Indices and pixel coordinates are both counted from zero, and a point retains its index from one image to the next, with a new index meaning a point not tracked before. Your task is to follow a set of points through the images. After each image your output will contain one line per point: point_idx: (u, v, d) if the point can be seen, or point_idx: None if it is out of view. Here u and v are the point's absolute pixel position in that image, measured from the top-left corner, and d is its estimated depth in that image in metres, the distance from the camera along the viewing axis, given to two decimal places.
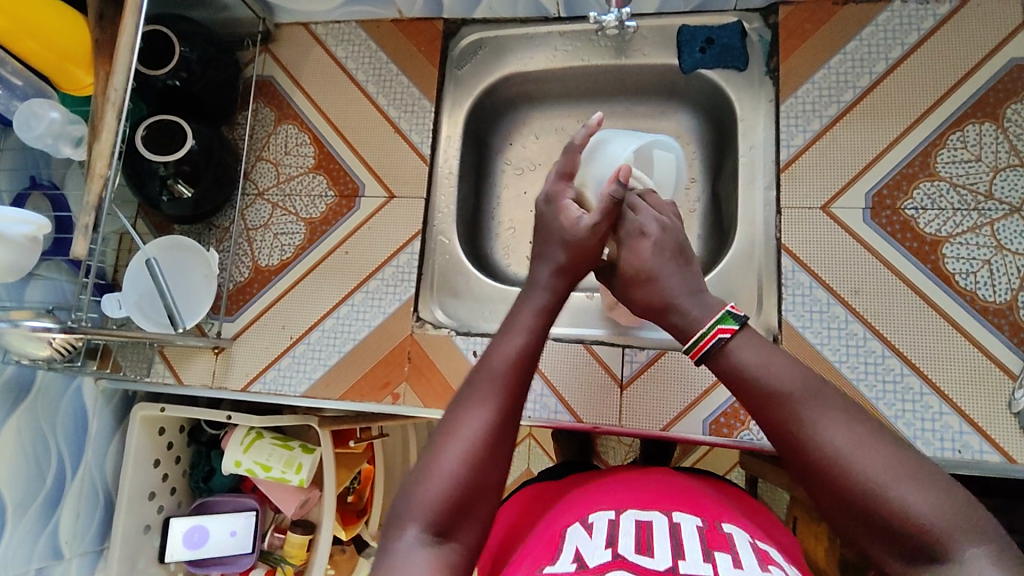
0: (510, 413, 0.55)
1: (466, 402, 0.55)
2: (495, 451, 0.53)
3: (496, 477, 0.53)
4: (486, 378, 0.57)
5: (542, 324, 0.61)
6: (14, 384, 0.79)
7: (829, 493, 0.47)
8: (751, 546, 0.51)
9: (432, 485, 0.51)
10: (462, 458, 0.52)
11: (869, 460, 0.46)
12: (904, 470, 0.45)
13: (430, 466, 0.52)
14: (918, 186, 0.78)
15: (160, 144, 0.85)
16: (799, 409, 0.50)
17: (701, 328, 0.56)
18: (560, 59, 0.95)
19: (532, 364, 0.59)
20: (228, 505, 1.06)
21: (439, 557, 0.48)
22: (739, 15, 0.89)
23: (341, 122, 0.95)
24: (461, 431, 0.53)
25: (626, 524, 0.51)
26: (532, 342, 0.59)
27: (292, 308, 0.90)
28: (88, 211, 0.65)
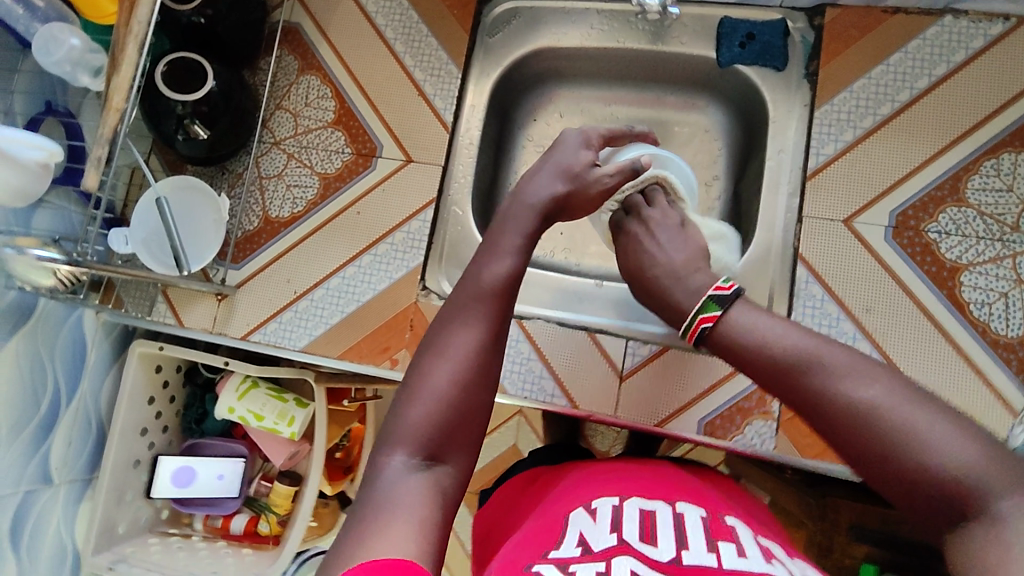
0: (496, 333, 0.56)
1: (453, 323, 0.56)
2: (484, 371, 0.54)
3: (484, 396, 0.54)
4: (471, 300, 0.57)
5: (525, 248, 0.62)
6: (15, 309, 0.79)
7: (859, 450, 0.45)
8: (755, 539, 0.51)
9: (422, 406, 0.51)
10: (451, 377, 0.52)
11: (897, 411, 0.43)
12: (939, 420, 0.42)
13: (419, 388, 0.52)
14: (945, 210, 0.76)
15: (180, 83, 0.83)
16: (813, 366, 0.49)
17: (691, 312, 0.60)
18: (595, 37, 0.92)
19: (515, 286, 0.59)
20: (217, 449, 1.08)
21: (433, 477, 0.49)
22: (784, 12, 0.86)
23: (364, 79, 0.92)
24: (449, 351, 0.54)
25: (630, 511, 0.52)
26: (516, 264, 0.60)
27: (298, 263, 0.89)
28: (102, 143, 0.63)
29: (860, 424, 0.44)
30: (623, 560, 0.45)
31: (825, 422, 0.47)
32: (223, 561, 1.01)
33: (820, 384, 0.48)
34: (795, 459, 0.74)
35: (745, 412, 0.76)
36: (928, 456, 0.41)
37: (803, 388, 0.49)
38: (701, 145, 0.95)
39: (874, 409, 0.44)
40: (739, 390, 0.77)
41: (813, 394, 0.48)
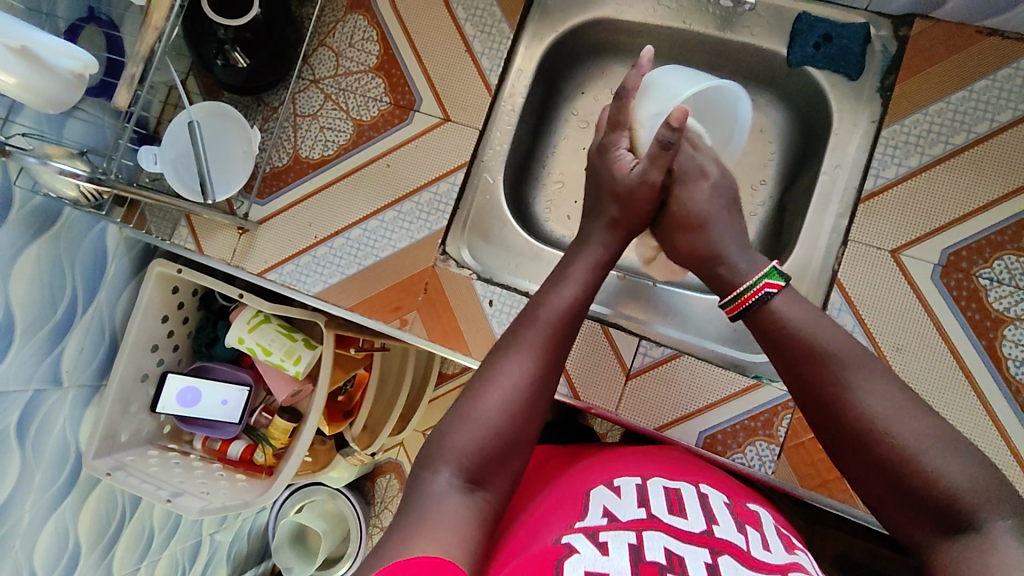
0: (550, 370, 0.57)
1: (508, 351, 0.57)
2: (534, 405, 0.55)
3: (530, 432, 0.55)
4: (529, 330, 0.59)
5: (588, 287, 0.63)
6: (38, 215, 0.81)
7: (864, 456, 0.49)
8: (775, 528, 0.52)
9: (468, 429, 0.52)
10: (501, 406, 0.53)
11: (910, 426, 0.48)
12: (944, 442, 0.47)
13: (468, 412, 0.54)
14: (1001, 256, 0.71)
15: (225, 6, 0.81)
16: (840, 367, 0.51)
17: (744, 284, 0.60)
18: (660, 15, 0.87)
19: (573, 322, 0.61)
20: (224, 373, 1.10)
21: (474, 502, 0.50)
22: (868, 16, 0.79)
23: (412, 26, 0.88)
24: (503, 379, 0.55)
25: (655, 488, 0.53)
26: (578, 301, 0.61)
27: (322, 208, 0.88)
28: (137, 61, 0.62)
29: (871, 431, 0.48)
30: (653, 534, 0.46)
31: (832, 421, 0.51)
32: (216, 483, 1.04)
33: (840, 386, 0.51)
34: (794, 487, 0.72)
35: (750, 431, 0.74)
36: (932, 474, 0.46)
37: (821, 385, 0.52)
38: (754, 145, 0.90)
39: (889, 421, 0.48)
40: (748, 409, 0.75)
41: (831, 393, 0.51)
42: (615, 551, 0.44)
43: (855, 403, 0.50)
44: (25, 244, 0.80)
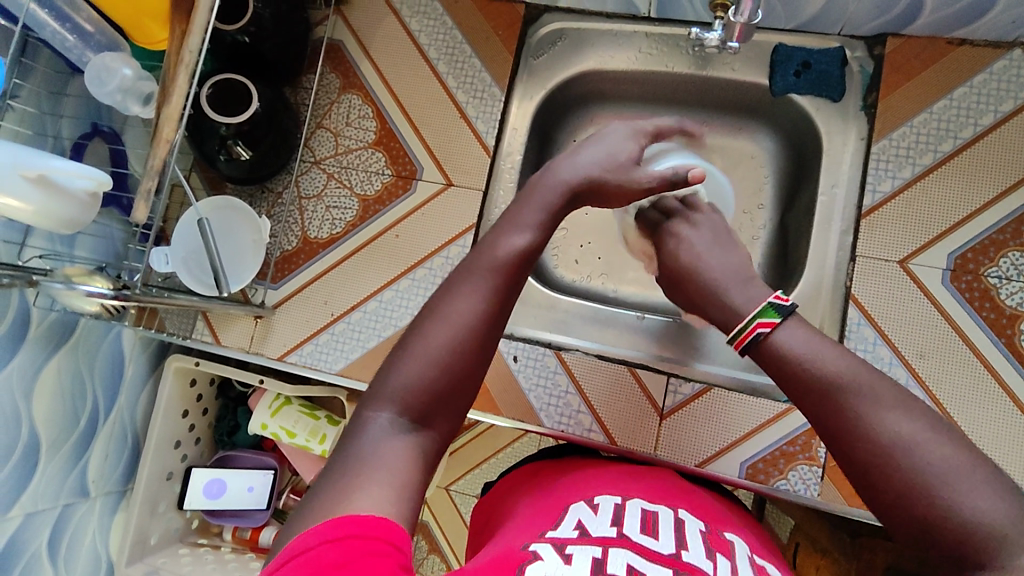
0: (500, 304, 0.53)
1: (455, 288, 0.53)
2: (481, 342, 0.52)
3: (478, 369, 0.52)
4: (482, 266, 0.54)
5: (545, 222, 0.58)
6: (57, 328, 0.80)
7: (884, 490, 0.42)
8: (748, 557, 0.52)
9: (412, 368, 0.49)
10: (444, 344, 0.50)
11: (933, 455, 0.41)
12: (972, 470, 0.40)
13: (415, 349, 0.50)
14: (1006, 254, 0.74)
15: (223, 103, 0.82)
16: (851, 394, 0.46)
17: (743, 320, 0.55)
18: (641, 61, 0.90)
19: (529, 262, 0.56)
20: (248, 461, 1.09)
21: (416, 442, 0.48)
22: (842, 41, 0.83)
23: (406, 100, 0.92)
24: (447, 316, 0.51)
25: (633, 508, 0.54)
26: (533, 238, 0.56)
27: (336, 284, 0.89)
28: (152, 175, 0.63)
29: (893, 461, 0.42)
30: (618, 550, 0.46)
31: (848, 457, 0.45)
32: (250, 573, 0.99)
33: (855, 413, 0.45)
34: (841, 507, 0.72)
35: (790, 456, 0.75)
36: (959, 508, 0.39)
37: (830, 416, 0.46)
38: (748, 172, 0.92)
39: (907, 450, 0.42)
40: (784, 434, 0.75)
41: (844, 420, 0.45)
42: (578, 561, 0.45)
43: (874, 432, 0.44)
44: (46, 358, 0.79)
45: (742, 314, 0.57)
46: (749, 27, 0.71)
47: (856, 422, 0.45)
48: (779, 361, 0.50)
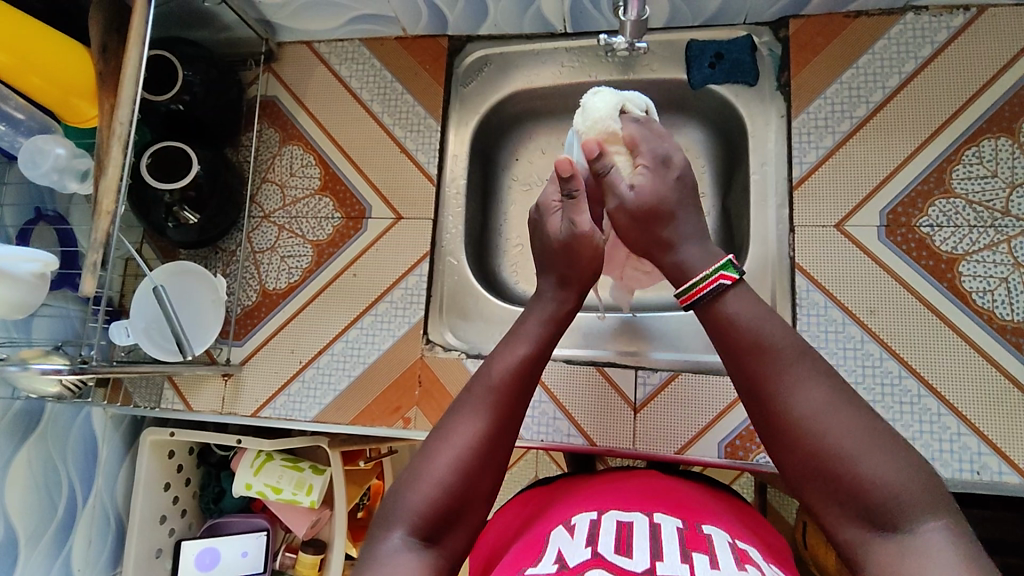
0: (505, 427, 0.58)
1: (463, 410, 0.57)
2: (486, 464, 0.55)
3: (485, 489, 0.55)
4: (485, 391, 0.58)
5: (547, 336, 0.63)
6: (23, 418, 0.80)
7: (797, 453, 0.49)
8: (729, 545, 0.53)
9: (423, 488, 0.53)
10: (454, 467, 0.54)
11: (844, 427, 0.48)
12: (874, 441, 0.47)
13: (426, 470, 0.54)
14: (933, 203, 0.77)
15: (164, 172, 0.84)
16: (781, 367, 0.51)
17: (700, 274, 0.56)
18: (566, 74, 0.94)
19: (535, 373, 0.61)
20: (239, 525, 1.05)
21: (426, 561, 0.50)
22: (748, 29, 0.87)
23: (346, 143, 0.94)
24: (457, 439, 0.55)
25: (607, 524, 0.55)
26: (533, 356, 0.61)
27: (300, 332, 0.89)
28: (96, 248, 0.63)
29: (807, 430, 0.49)
30: (592, 571, 0.47)
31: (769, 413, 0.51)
32: None
33: (778, 385, 0.51)
34: None
35: None
36: (866, 477, 0.46)
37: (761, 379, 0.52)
38: (685, 164, 0.94)
39: (821, 417, 0.48)
40: None
41: (767, 390, 0.51)
42: None
43: (799, 404, 0.50)
44: (13, 452, 0.79)
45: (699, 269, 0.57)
46: (641, 24, 0.74)
47: (774, 391, 0.51)
48: (722, 328, 0.55)
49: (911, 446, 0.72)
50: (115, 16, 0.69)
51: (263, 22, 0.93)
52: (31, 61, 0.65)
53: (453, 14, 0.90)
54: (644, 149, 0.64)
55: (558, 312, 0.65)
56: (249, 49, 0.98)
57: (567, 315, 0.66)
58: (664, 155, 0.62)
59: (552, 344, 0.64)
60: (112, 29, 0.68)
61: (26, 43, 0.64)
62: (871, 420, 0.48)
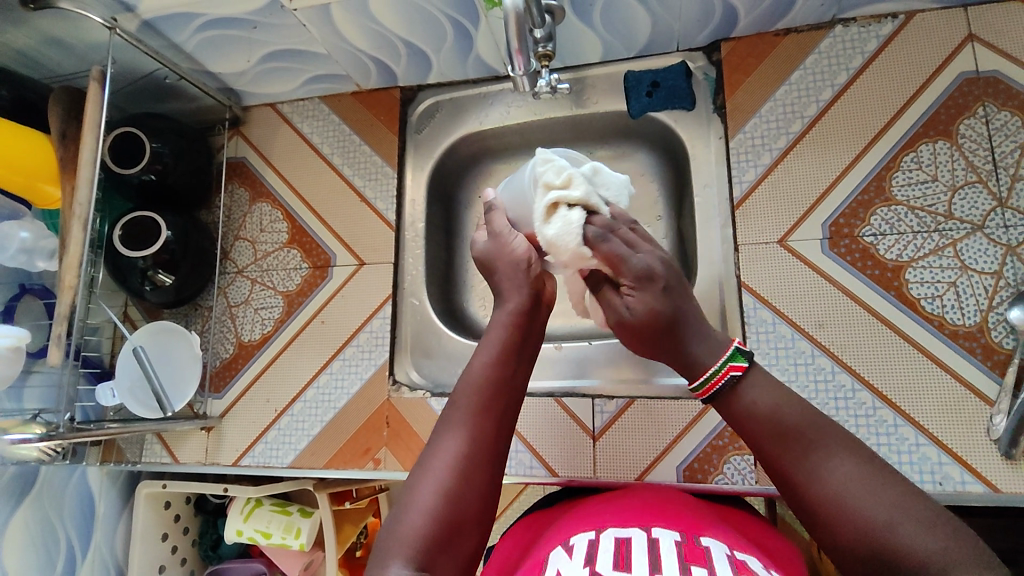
0: (480, 441, 0.59)
1: (441, 434, 0.60)
2: (468, 480, 0.57)
3: (472, 509, 0.56)
4: (455, 412, 0.61)
5: (517, 351, 0.66)
6: (18, 480, 0.86)
7: (832, 533, 0.47)
8: (729, 556, 0.51)
9: (410, 517, 0.53)
10: (436, 489, 0.55)
11: (875, 501, 0.46)
12: (908, 509, 0.45)
13: (410, 501, 0.55)
14: (875, 212, 0.77)
15: (136, 240, 0.89)
16: (799, 449, 0.50)
17: (710, 367, 0.55)
18: (514, 113, 0.97)
19: (503, 386, 0.63)
20: (240, 570, 1.07)
21: None
22: (683, 55, 0.89)
23: (310, 197, 0.99)
24: (436, 462, 0.57)
25: (605, 543, 0.53)
26: (499, 366, 0.64)
27: (274, 382, 0.93)
28: (61, 321, 0.69)
29: (838, 514, 0.47)
30: None
31: (800, 496, 0.49)
32: None
33: (806, 466, 0.49)
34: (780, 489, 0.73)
35: (721, 450, 0.76)
36: (905, 545, 0.44)
37: (784, 465, 0.50)
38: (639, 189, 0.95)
39: (852, 496, 0.47)
40: (710, 430, 0.77)
41: (793, 476, 0.50)
42: None
43: (824, 483, 0.48)
44: (11, 512, 0.84)
45: (706, 361, 0.55)
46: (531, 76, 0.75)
47: (804, 476, 0.49)
48: (742, 419, 0.53)
49: None
50: (71, 105, 0.76)
51: (225, 91, 0.99)
52: None
53: (399, 67, 0.94)
54: (629, 261, 0.57)
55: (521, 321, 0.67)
56: (217, 115, 1.04)
57: (532, 323, 0.68)
58: (646, 268, 0.57)
59: (517, 356, 0.66)
60: (70, 118, 0.75)
61: None
62: (898, 488, 0.47)
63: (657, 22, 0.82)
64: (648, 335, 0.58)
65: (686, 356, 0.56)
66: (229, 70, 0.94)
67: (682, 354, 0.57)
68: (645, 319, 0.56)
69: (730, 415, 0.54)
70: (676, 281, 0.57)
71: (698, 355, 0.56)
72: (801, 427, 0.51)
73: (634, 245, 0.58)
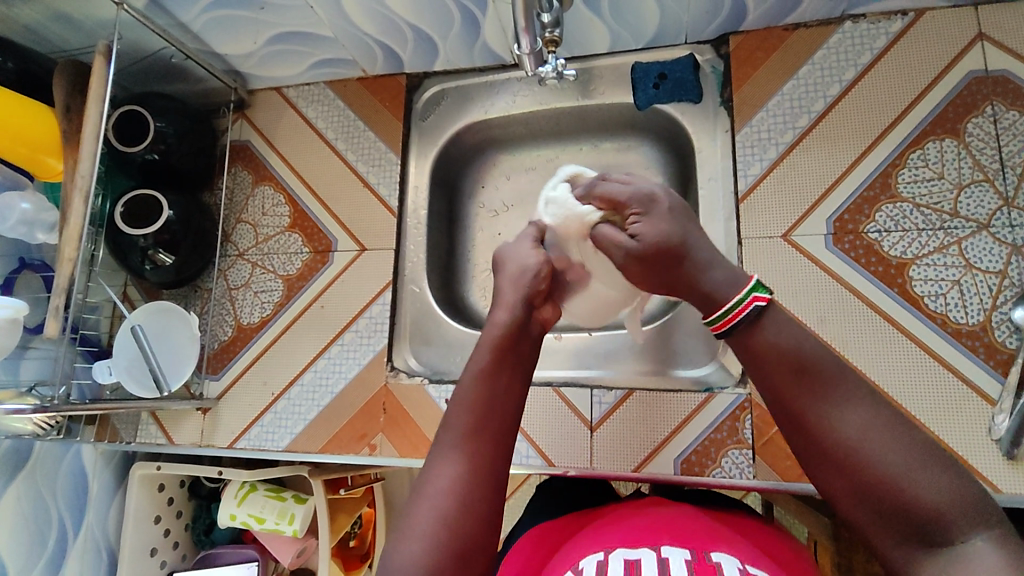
0: (478, 460, 0.55)
1: (434, 459, 0.55)
2: (469, 504, 0.52)
3: (479, 534, 0.51)
4: (448, 432, 0.57)
5: (506, 362, 0.62)
6: (11, 455, 0.85)
7: (841, 477, 0.47)
8: (743, 570, 0.49)
9: (410, 551, 0.49)
10: (436, 519, 0.51)
11: (891, 448, 0.46)
12: (922, 459, 0.45)
13: (408, 533, 0.51)
14: (880, 209, 0.77)
15: (139, 219, 0.89)
16: (816, 391, 0.50)
17: (731, 300, 0.54)
18: (519, 103, 0.96)
19: (495, 401, 0.59)
20: (229, 556, 1.07)
21: None
22: (690, 48, 0.89)
23: (314, 182, 0.99)
24: (432, 489, 0.53)
25: (615, 563, 0.50)
26: (489, 380, 0.60)
27: (272, 365, 0.93)
28: (60, 293, 0.69)
29: (851, 460, 0.47)
30: None
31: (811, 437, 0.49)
32: None
33: (822, 409, 0.49)
34: (777, 484, 0.72)
35: (719, 444, 0.75)
36: (918, 496, 0.44)
37: (797, 406, 0.50)
38: None
39: (867, 441, 0.47)
40: (709, 423, 0.76)
41: (807, 419, 0.49)
42: None
43: (840, 426, 0.48)
44: (3, 488, 0.83)
45: (726, 295, 0.54)
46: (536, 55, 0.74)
47: (819, 419, 0.49)
48: (758, 355, 0.52)
49: None
50: (76, 79, 0.76)
51: (231, 73, 0.99)
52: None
53: (406, 53, 0.94)
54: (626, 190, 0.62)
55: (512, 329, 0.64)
56: (223, 98, 1.04)
57: (523, 331, 0.64)
58: (649, 193, 0.60)
59: (512, 368, 0.62)
60: (74, 92, 0.75)
61: None
62: (915, 438, 0.47)
63: (664, 13, 0.82)
64: (660, 267, 0.58)
65: (706, 286, 0.56)
66: (235, 52, 0.93)
67: (698, 283, 0.56)
68: (656, 248, 0.57)
69: (745, 348, 0.54)
70: (681, 209, 0.59)
71: (715, 288, 0.55)
72: (819, 370, 0.50)
73: (634, 181, 0.63)
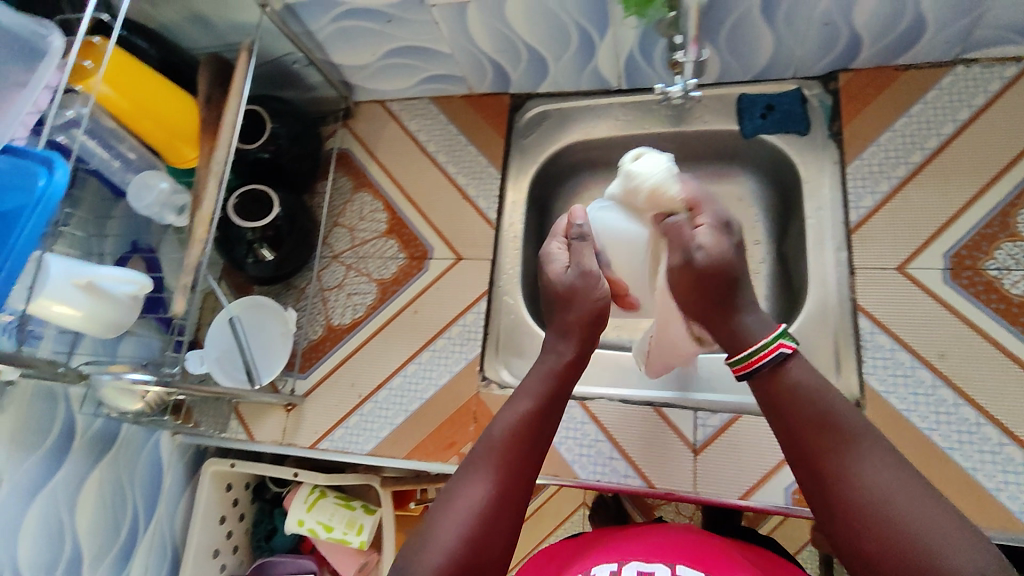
0: (506, 485, 0.60)
1: (466, 476, 0.60)
2: (490, 524, 0.57)
3: (495, 551, 0.57)
4: (484, 451, 0.62)
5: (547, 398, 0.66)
6: (100, 437, 0.85)
7: (853, 525, 0.51)
8: None
9: (427, 555, 0.54)
10: (457, 532, 0.56)
11: (907, 502, 0.49)
12: (941, 519, 0.48)
13: (429, 538, 0.56)
14: (999, 246, 0.76)
15: (249, 212, 0.91)
16: (838, 444, 0.54)
17: (758, 343, 0.61)
18: (620, 126, 0.98)
19: (534, 433, 0.64)
20: (286, 566, 1.03)
21: None
22: (799, 82, 0.91)
23: (413, 191, 1.01)
24: (460, 503, 0.58)
25: None
26: (532, 413, 0.64)
27: (360, 367, 0.92)
28: (189, 271, 0.70)
29: (866, 508, 0.50)
30: None
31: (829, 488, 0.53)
32: None
33: (841, 461, 0.53)
34: None
35: None
36: (934, 546, 0.47)
37: (819, 456, 0.55)
38: (738, 213, 0.96)
39: (888, 495, 0.50)
40: None
41: (828, 469, 0.54)
42: None
43: (859, 478, 0.52)
44: (89, 469, 0.83)
45: (754, 339, 0.62)
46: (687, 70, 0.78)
47: (839, 470, 0.53)
48: (783, 403, 0.58)
49: (995, 498, 0.68)
50: (218, 72, 0.79)
51: (343, 83, 1.03)
52: (146, 106, 0.73)
53: (516, 73, 0.97)
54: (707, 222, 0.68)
55: (560, 366, 0.69)
56: (330, 107, 1.08)
57: (573, 375, 0.70)
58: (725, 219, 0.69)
59: (553, 405, 0.67)
60: (216, 84, 0.77)
61: (145, 93, 0.73)
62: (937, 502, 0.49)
63: (782, 45, 0.84)
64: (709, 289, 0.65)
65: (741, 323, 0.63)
66: (352, 62, 0.97)
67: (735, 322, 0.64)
68: (712, 269, 0.64)
69: (771, 397, 0.60)
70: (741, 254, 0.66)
71: (746, 334, 0.63)
72: (842, 426, 0.55)
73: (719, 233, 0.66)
